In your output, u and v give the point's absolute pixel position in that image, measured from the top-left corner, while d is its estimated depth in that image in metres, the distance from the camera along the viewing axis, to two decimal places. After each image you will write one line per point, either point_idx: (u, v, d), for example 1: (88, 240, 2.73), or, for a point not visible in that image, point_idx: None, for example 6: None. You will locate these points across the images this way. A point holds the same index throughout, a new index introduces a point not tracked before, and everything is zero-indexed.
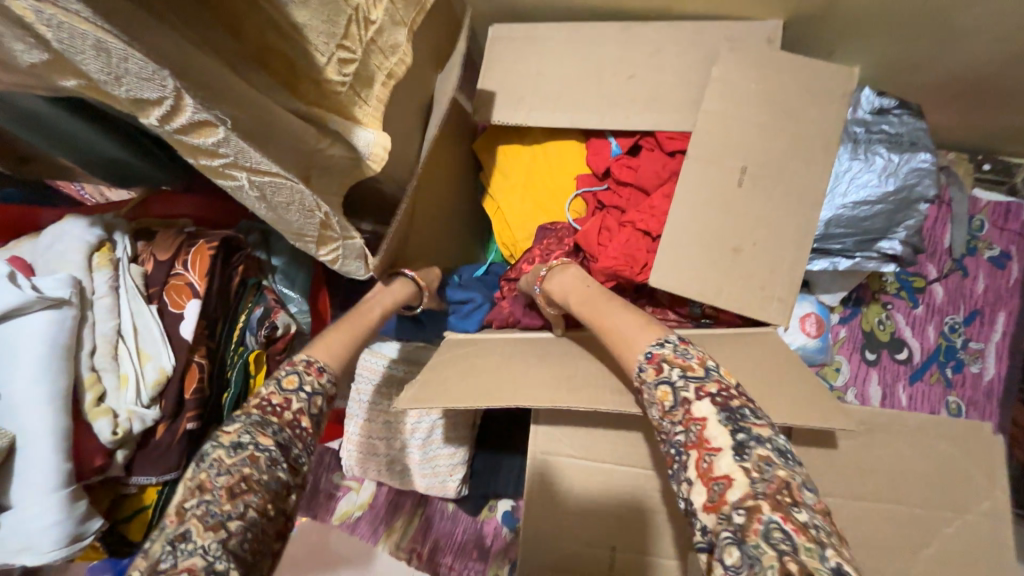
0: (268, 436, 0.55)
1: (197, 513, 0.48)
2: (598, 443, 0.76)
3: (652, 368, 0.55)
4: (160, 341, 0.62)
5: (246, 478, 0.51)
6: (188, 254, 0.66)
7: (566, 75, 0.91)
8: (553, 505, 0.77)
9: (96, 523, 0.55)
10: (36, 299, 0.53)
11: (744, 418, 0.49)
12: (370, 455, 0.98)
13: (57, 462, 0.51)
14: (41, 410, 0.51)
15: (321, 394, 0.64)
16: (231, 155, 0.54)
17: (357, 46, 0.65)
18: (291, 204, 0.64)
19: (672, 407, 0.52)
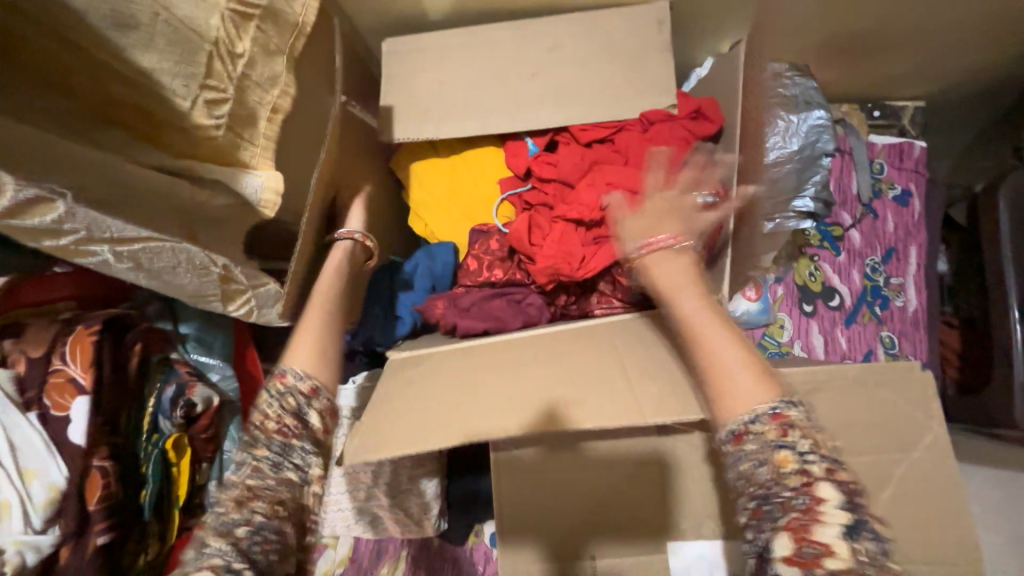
0: (262, 445, 0.57)
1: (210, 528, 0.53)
2: (562, 450, 0.71)
3: (776, 428, 0.52)
4: (46, 453, 0.54)
5: (249, 488, 0.54)
6: (67, 344, 0.59)
7: (469, 81, 0.89)
8: (522, 524, 0.72)
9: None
10: None
11: (863, 513, 0.49)
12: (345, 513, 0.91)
13: None
14: None
15: (294, 395, 0.59)
16: (81, 228, 0.49)
17: (226, 83, 0.60)
18: (175, 263, 0.60)
19: (790, 472, 0.51)
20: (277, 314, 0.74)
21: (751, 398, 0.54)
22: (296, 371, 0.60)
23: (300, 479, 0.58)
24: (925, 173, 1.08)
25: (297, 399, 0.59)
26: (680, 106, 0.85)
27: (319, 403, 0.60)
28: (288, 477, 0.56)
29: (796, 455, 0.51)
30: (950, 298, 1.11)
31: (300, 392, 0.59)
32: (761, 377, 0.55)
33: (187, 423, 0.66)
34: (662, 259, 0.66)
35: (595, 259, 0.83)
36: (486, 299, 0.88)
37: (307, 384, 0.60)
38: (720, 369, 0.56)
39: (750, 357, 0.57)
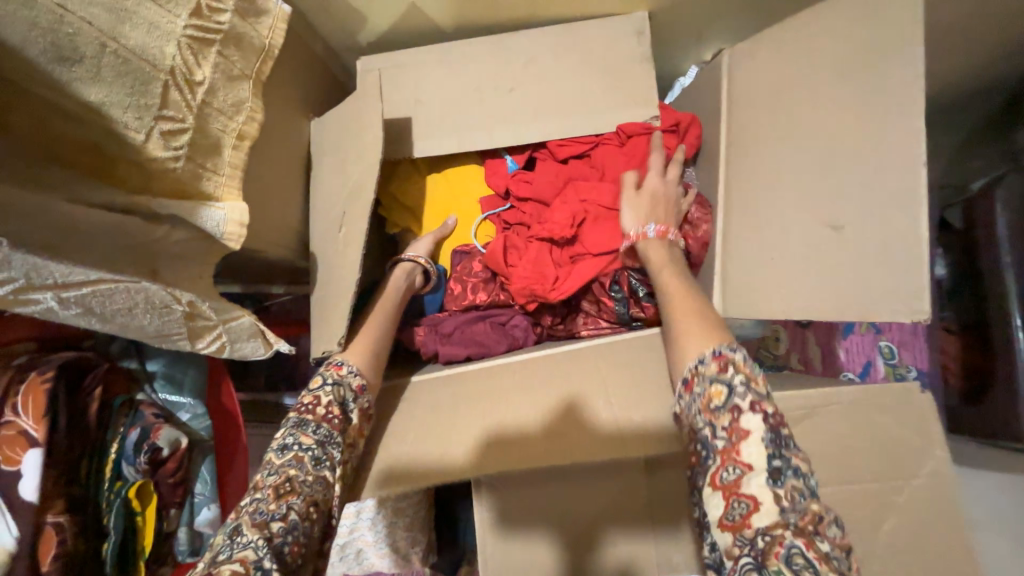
0: (310, 433, 0.60)
1: (250, 511, 0.52)
2: (546, 478, 0.69)
3: (716, 365, 0.55)
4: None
5: (290, 477, 0.56)
6: (17, 393, 0.56)
7: (445, 98, 0.86)
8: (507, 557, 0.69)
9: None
10: None
11: (790, 453, 0.49)
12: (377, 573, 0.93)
13: None
14: None
15: (344, 386, 0.65)
16: (19, 276, 0.45)
17: (185, 113, 0.57)
18: (131, 302, 0.55)
19: (719, 409, 0.52)
20: (252, 346, 0.71)
21: (691, 349, 0.58)
22: (350, 366, 0.67)
23: (329, 481, 0.59)
24: None
25: (344, 387, 0.65)
26: (661, 119, 0.83)
27: (363, 400, 0.66)
28: (326, 475, 0.58)
29: (739, 387, 0.52)
30: (948, 303, 1.08)
31: (349, 381, 0.66)
32: (708, 331, 0.59)
33: (153, 469, 0.64)
34: (653, 247, 0.73)
35: (569, 281, 0.81)
36: (468, 322, 0.85)
37: (354, 381, 0.66)
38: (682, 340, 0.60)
39: (706, 321, 0.60)
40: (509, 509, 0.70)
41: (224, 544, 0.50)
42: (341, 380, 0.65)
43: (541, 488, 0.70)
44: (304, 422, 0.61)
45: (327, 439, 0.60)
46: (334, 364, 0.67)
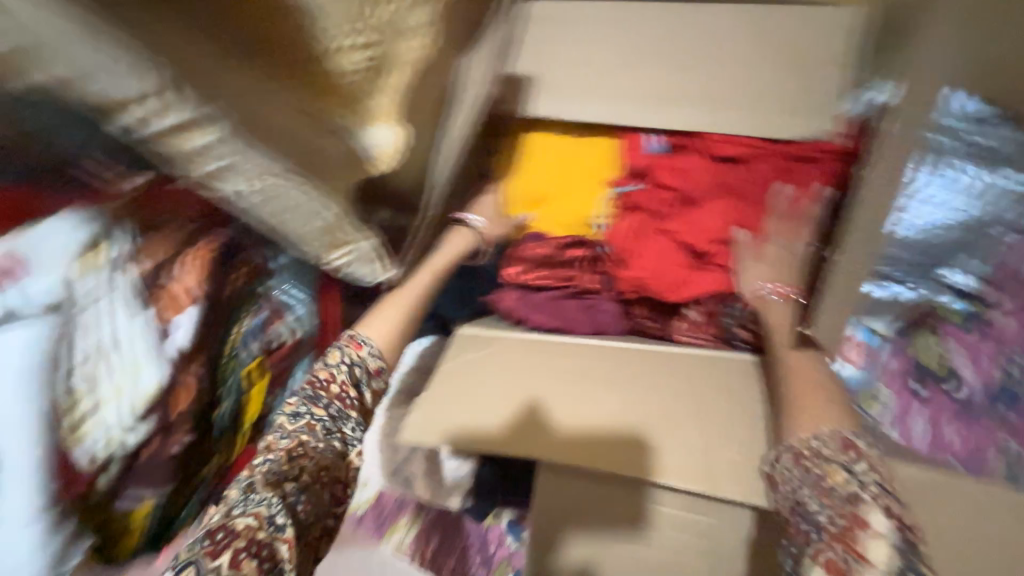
0: (325, 406, 0.63)
1: (264, 477, 0.53)
2: None
3: (842, 450, 0.53)
4: (150, 353, 0.55)
5: (304, 443, 0.58)
6: (183, 255, 0.61)
7: (612, 60, 0.80)
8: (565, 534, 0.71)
9: (77, 559, 0.51)
10: (15, 311, 0.48)
11: (920, 563, 0.46)
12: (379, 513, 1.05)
13: (33, 494, 0.47)
14: (18, 437, 0.47)
15: (360, 366, 0.69)
16: (227, 157, 0.45)
17: (386, 26, 0.53)
18: (299, 204, 0.56)
19: (840, 495, 0.50)
20: (369, 270, 0.73)
21: (812, 412, 0.57)
22: (372, 345, 0.71)
23: (342, 454, 0.61)
24: None
25: (359, 366, 0.69)
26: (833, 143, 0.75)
27: (377, 378, 0.71)
28: (335, 445, 0.60)
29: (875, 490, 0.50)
30: None
31: (365, 361, 0.70)
32: (818, 395, 0.59)
33: (268, 351, 0.70)
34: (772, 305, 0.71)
35: (695, 282, 0.77)
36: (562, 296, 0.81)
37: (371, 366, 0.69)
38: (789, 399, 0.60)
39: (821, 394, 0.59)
40: None
41: (236, 503, 0.51)
42: (359, 360, 0.69)
43: None
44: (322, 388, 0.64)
45: (328, 415, 0.62)
46: (356, 341, 0.70)
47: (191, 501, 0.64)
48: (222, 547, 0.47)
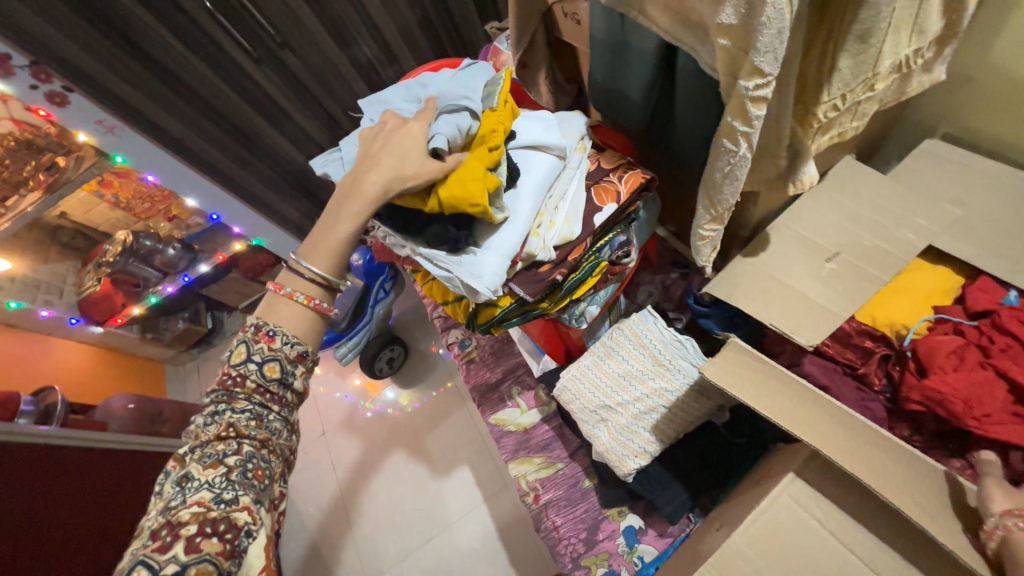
0: (242, 402, 0.76)
1: (222, 410, 0.75)
2: (852, 529, 0.70)
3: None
4: (581, 214, 0.84)
5: (226, 427, 0.73)
6: (624, 172, 0.88)
7: (989, 212, 0.91)
8: (770, 541, 0.73)
9: (480, 297, 0.79)
10: (559, 149, 0.82)
11: None
12: (509, 442, 1.32)
13: (517, 243, 0.76)
14: (527, 210, 0.78)
15: (277, 358, 0.76)
16: (754, 128, 0.65)
17: (848, 103, 0.78)
18: (739, 180, 0.73)
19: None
20: (704, 253, 0.89)
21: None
22: (285, 337, 0.77)
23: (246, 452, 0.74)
24: None
25: (279, 360, 0.76)
26: None
27: (299, 369, 0.78)
28: (246, 449, 0.74)
29: None
30: None
31: (284, 353, 0.76)
32: None
33: (613, 262, 0.92)
34: None
35: (1003, 426, 0.73)
36: (835, 369, 0.90)
37: (295, 351, 0.77)
38: None
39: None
40: (799, 503, 0.74)
41: (180, 491, 0.69)
42: (273, 354, 0.76)
43: (841, 528, 0.71)
44: (234, 395, 0.75)
45: (271, 412, 0.78)
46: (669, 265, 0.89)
47: (522, 316, 0.89)
48: (173, 542, 0.64)
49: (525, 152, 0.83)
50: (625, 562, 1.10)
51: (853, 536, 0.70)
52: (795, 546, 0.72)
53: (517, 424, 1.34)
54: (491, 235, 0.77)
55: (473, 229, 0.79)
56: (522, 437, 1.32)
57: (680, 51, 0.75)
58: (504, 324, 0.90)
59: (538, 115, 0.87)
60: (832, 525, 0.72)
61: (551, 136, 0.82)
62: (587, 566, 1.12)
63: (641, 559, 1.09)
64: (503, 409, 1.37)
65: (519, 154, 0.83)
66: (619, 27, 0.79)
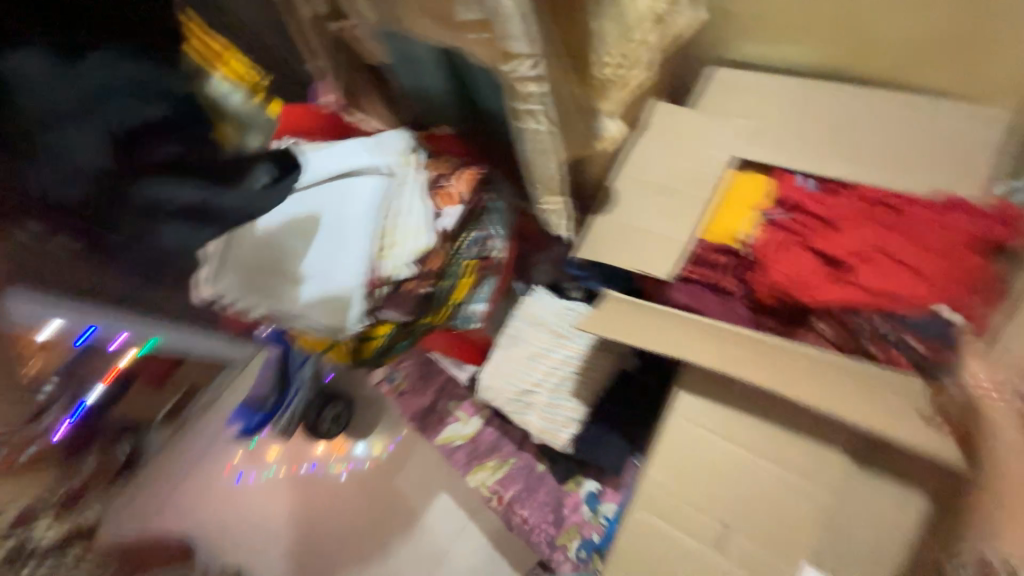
0: None
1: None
2: (744, 424, 0.76)
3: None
4: (428, 224, 0.85)
5: None
6: (458, 173, 0.91)
7: (775, 117, 1.04)
8: (676, 464, 0.77)
9: (347, 332, 0.79)
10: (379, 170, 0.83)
11: None
12: (461, 456, 1.33)
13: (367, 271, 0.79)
14: (366, 238, 0.80)
15: None
16: (537, 104, 0.71)
17: (627, 58, 0.86)
18: (550, 152, 0.79)
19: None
20: (559, 223, 0.95)
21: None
22: None
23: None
24: None
25: None
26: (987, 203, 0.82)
27: None
28: None
29: None
30: None
31: None
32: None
33: (481, 257, 0.95)
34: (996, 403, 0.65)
35: (825, 293, 0.86)
36: (698, 287, 1.00)
37: None
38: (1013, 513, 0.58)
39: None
40: (694, 417, 0.78)
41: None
42: None
43: (733, 426, 0.76)
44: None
45: None
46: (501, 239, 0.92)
47: (409, 337, 0.91)
48: None
49: (344, 181, 0.83)
50: (594, 526, 1.15)
51: (746, 430, 0.76)
52: (699, 457, 0.77)
53: (463, 437, 1.34)
54: (338, 271, 0.79)
55: (319, 274, 0.80)
56: (471, 447, 1.32)
57: (454, 51, 0.79)
58: (395, 349, 0.91)
59: (350, 140, 0.87)
60: (733, 426, 0.76)
61: (367, 160, 0.84)
62: (563, 544, 1.17)
63: (606, 517, 1.14)
64: (446, 427, 1.37)
65: (338, 184, 0.83)
66: (399, 41, 0.81)
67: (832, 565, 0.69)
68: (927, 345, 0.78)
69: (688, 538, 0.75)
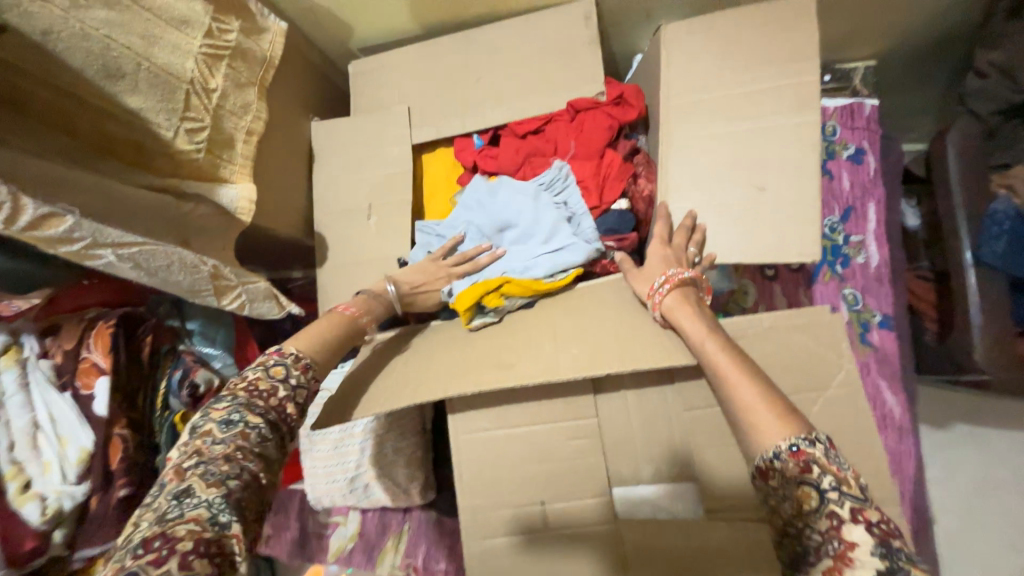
0: None
1: (191, 474, 0.48)
2: (515, 409, 0.75)
3: (796, 464, 0.51)
4: (76, 424, 0.72)
5: None
6: (91, 337, 0.76)
7: (424, 88, 0.98)
8: (484, 477, 0.75)
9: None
10: None
11: (903, 563, 0.44)
12: (360, 553, 1.20)
13: None
14: None
15: None
16: (88, 236, 0.60)
17: (203, 115, 0.71)
18: (170, 263, 0.69)
19: (814, 514, 0.49)
20: (267, 308, 0.85)
21: (766, 433, 0.54)
22: None
23: None
24: (879, 130, 1.04)
25: None
26: (604, 93, 0.90)
27: None
28: None
29: (851, 491, 0.49)
30: (922, 253, 1.10)
31: None
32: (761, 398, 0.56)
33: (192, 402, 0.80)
34: (672, 303, 0.68)
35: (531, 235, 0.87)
36: None
37: None
38: (746, 394, 0.57)
39: (750, 371, 0.58)
40: (474, 428, 0.76)
41: (173, 510, 0.45)
42: None
43: (508, 415, 0.76)
44: None
45: None
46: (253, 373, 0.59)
47: None
48: None
49: None
50: None
51: (520, 411, 0.75)
52: (497, 459, 0.75)
53: (350, 536, 1.21)
54: None
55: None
56: (363, 541, 1.20)
57: None
58: None
59: None
60: (510, 413, 0.76)
61: None
62: None
63: None
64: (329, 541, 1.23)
65: None
66: None
67: (636, 477, 0.72)
68: (620, 237, 0.88)
69: (524, 536, 0.73)
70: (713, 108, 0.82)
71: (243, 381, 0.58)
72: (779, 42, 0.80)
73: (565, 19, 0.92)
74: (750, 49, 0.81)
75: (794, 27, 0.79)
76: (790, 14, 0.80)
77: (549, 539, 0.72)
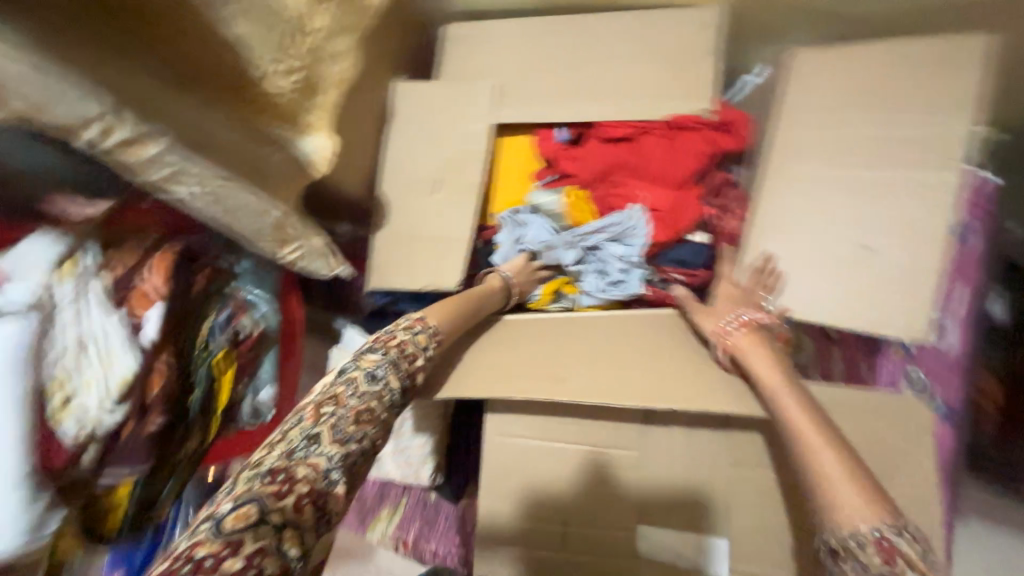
0: None
1: (330, 419, 0.52)
2: (555, 424, 0.73)
3: (879, 553, 0.48)
4: (123, 345, 0.65)
5: None
6: (150, 261, 0.72)
7: (520, 68, 0.93)
8: (511, 483, 0.74)
9: (49, 528, 0.60)
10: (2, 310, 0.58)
11: None
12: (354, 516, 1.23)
13: (20, 463, 0.55)
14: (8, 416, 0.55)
15: None
16: (171, 167, 0.57)
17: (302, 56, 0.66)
18: (242, 205, 0.67)
19: None
20: (318, 265, 0.84)
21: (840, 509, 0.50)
22: None
23: None
24: (993, 207, 0.95)
25: None
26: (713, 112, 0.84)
27: None
28: None
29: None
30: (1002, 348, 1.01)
31: None
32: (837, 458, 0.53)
33: (234, 344, 0.80)
34: (746, 345, 0.67)
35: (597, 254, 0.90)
36: None
37: None
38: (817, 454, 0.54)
39: (824, 426, 0.56)
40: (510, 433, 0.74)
41: (301, 446, 0.50)
42: None
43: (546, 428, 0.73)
44: None
45: None
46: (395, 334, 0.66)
47: (174, 475, 0.75)
48: None
49: None
50: None
51: (561, 428, 0.72)
52: (527, 469, 0.73)
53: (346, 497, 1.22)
54: None
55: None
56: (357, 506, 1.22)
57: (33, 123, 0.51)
58: (162, 499, 0.74)
59: None
60: (549, 427, 0.73)
61: None
62: None
63: None
64: None
65: None
66: None
67: (667, 520, 0.69)
68: (687, 271, 0.87)
69: (540, 551, 0.72)
70: (835, 155, 0.76)
71: (391, 347, 0.64)
72: (932, 94, 0.72)
73: (688, 25, 0.85)
74: (889, 98, 0.74)
75: (955, 81, 0.70)
76: (953, 66, 0.71)
77: (564, 560, 0.71)
